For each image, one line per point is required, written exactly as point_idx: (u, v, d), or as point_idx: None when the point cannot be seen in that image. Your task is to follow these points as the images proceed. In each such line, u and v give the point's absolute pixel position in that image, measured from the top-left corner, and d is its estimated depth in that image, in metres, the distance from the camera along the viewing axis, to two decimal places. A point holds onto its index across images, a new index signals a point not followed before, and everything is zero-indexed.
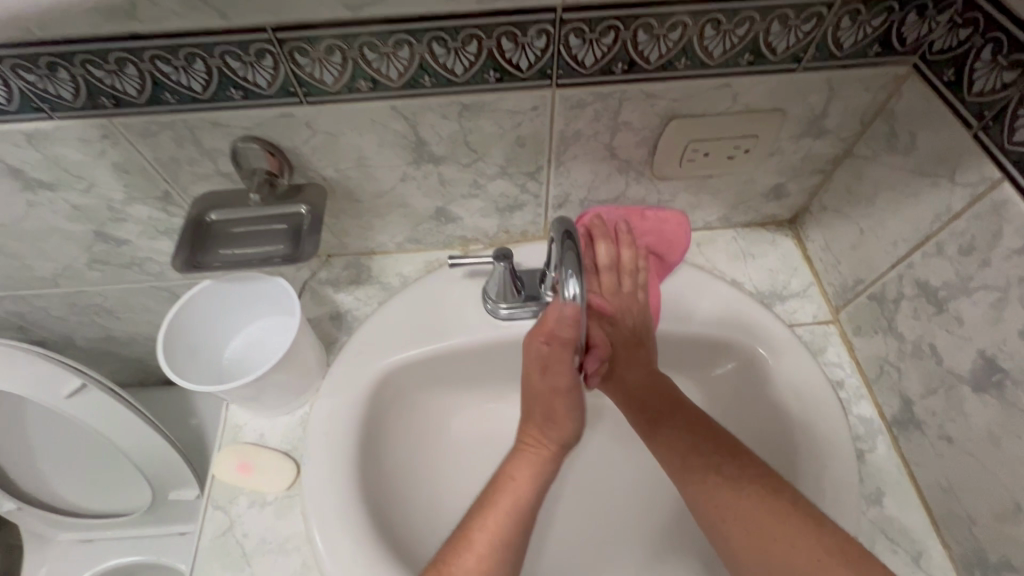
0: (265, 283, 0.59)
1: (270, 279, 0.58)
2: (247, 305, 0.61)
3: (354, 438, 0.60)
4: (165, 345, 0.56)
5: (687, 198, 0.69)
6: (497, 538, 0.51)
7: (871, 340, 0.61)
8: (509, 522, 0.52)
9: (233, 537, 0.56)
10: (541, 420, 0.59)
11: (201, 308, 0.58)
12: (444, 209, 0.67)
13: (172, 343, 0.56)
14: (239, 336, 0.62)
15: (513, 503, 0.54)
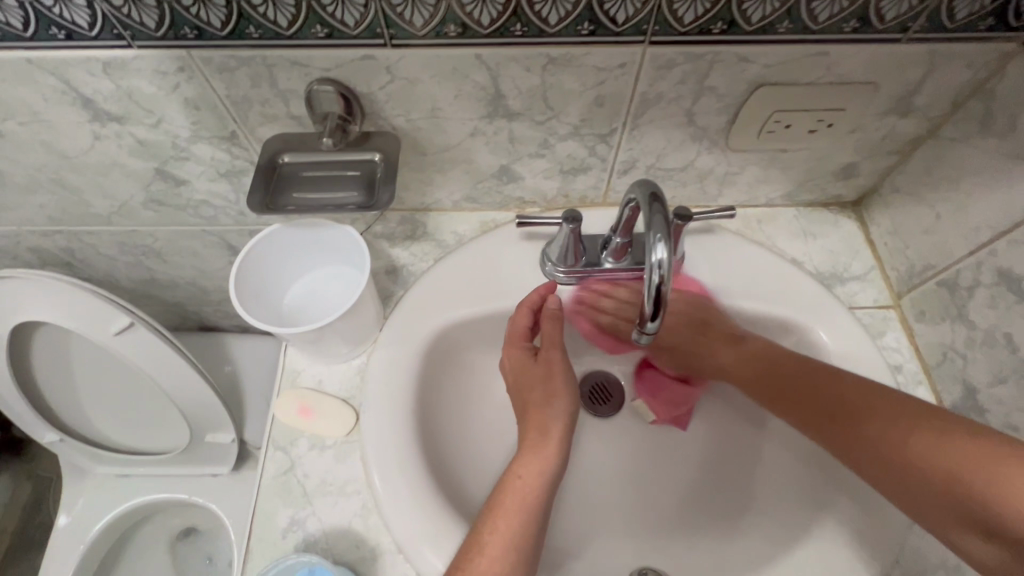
0: (335, 230, 0.58)
1: (341, 228, 0.58)
2: (312, 253, 0.61)
3: (410, 390, 0.60)
4: (237, 282, 0.56)
5: (756, 172, 0.67)
6: (509, 540, 0.49)
7: (936, 327, 0.60)
8: (520, 521, 0.50)
9: (294, 478, 0.57)
10: (540, 416, 0.58)
11: (268, 253, 0.58)
12: (508, 167, 0.66)
13: (241, 285, 0.56)
14: (302, 282, 0.62)
15: (521, 503, 0.51)
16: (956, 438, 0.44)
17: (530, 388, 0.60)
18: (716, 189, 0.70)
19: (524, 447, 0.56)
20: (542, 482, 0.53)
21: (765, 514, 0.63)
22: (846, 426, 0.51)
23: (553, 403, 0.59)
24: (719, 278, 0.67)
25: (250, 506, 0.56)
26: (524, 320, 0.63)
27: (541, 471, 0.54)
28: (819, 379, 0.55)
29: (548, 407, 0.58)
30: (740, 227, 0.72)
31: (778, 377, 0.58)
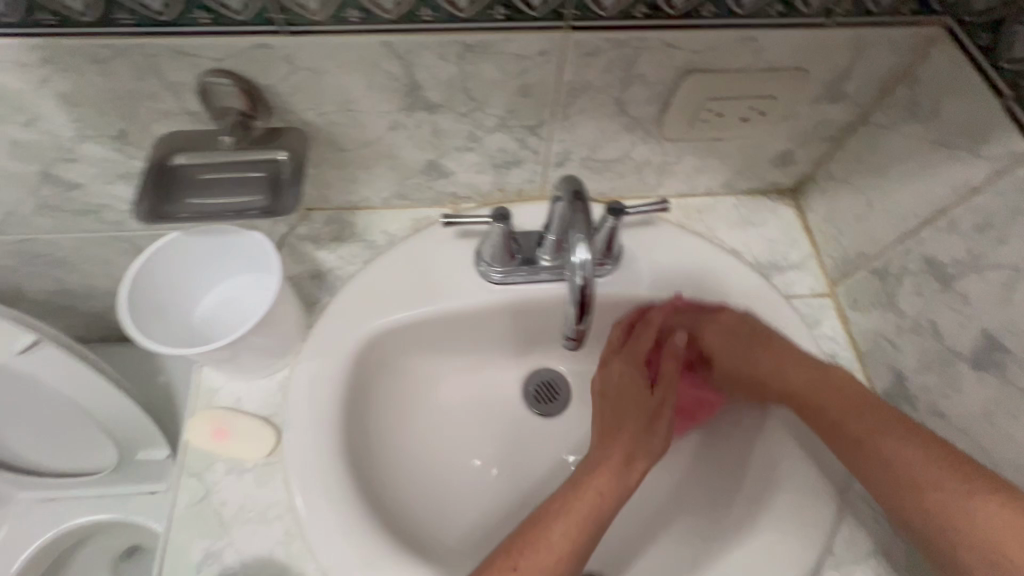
0: (237, 233, 0.53)
1: (246, 232, 0.53)
2: (219, 265, 0.56)
3: (335, 404, 0.57)
4: (128, 300, 0.50)
5: (693, 161, 0.66)
6: None
7: (869, 315, 0.61)
8: (551, 566, 0.48)
9: (209, 507, 0.52)
10: (632, 438, 0.57)
11: (168, 268, 0.53)
12: (436, 162, 0.62)
13: (135, 304, 0.51)
14: (210, 296, 0.57)
15: (563, 546, 0.49)
16: (930, 467, 0.44)
17: (624, 409, 0.59)
18: (655, 179, 0.68)
19: (564, 488, 0.54)
20: (594, 518, 0.52)
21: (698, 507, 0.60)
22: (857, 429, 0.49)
23: (623, 438, 0.57)
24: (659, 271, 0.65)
25: (161, 540, 0.51)
26: (646, 341, 0.62)
27: (580, 516, 0.51)
28: (823, 384, 0.53)
29: (605, 448, 0.57)
30: (680, 218, 0.71)
31: (761, 369, 0.57)
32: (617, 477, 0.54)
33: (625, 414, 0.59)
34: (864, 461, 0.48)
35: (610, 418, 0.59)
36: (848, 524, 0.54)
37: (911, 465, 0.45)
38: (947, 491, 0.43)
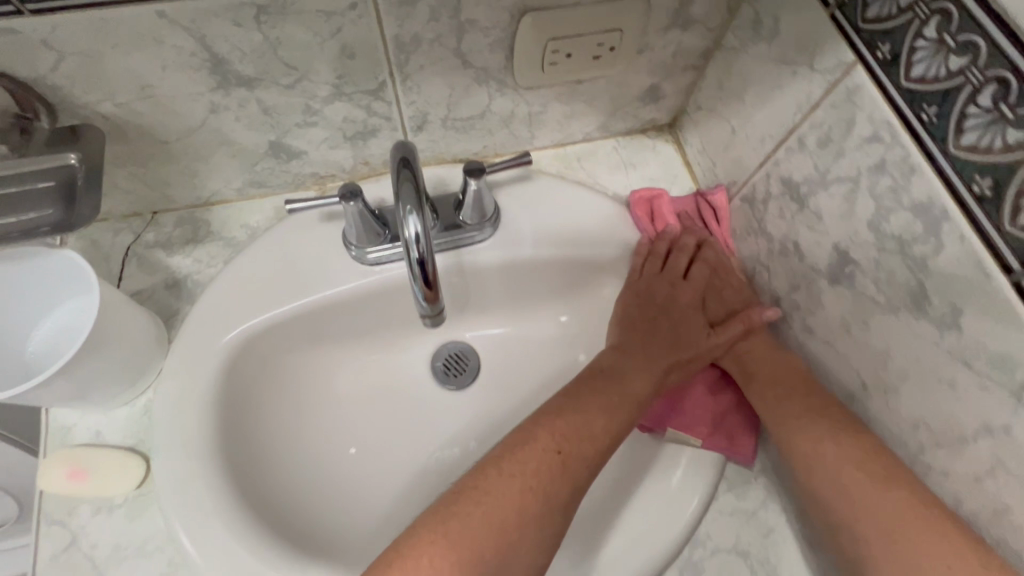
0: (35, 259, 0.47)
1: (41, 253, 0.46)
2: (51, 294, 0.49)
3: (206, 420, 0.53)
4: None
5: (560, 108, 0.63)
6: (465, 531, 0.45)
7: (746, 243, 0.61)
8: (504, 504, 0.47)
9: (79, 552, 0.48)
10: (668, 364, 0.57)
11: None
12: (280, 143, 0.57)
13: None
14: (32, 349, 0.50)
15: (530, 471, 0.49)
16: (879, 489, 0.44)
17: (655, 338, 0.59)
18: (527, 131, 0.65)
19: (563, 428, 0.51)
20: (579, 460, 0.51)
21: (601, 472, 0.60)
22: (839, 435, 0.47)
23: (635, 376, 0.56)
24: (539, 227, 0.63)
25: None
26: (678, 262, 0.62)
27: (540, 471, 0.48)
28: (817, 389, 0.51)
29: (628, 390, 0.55)
30: (560, 168, 0.69)
31: (761, 363, 0.55)
32: (625, 411, 0.54)
33: (655, 338, 0.59)
34: (801, 430, 0.49)
35: (640, 348, 0.59)
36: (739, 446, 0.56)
37: (861, 471, 0.45)
38: (917, 517, 0.41)
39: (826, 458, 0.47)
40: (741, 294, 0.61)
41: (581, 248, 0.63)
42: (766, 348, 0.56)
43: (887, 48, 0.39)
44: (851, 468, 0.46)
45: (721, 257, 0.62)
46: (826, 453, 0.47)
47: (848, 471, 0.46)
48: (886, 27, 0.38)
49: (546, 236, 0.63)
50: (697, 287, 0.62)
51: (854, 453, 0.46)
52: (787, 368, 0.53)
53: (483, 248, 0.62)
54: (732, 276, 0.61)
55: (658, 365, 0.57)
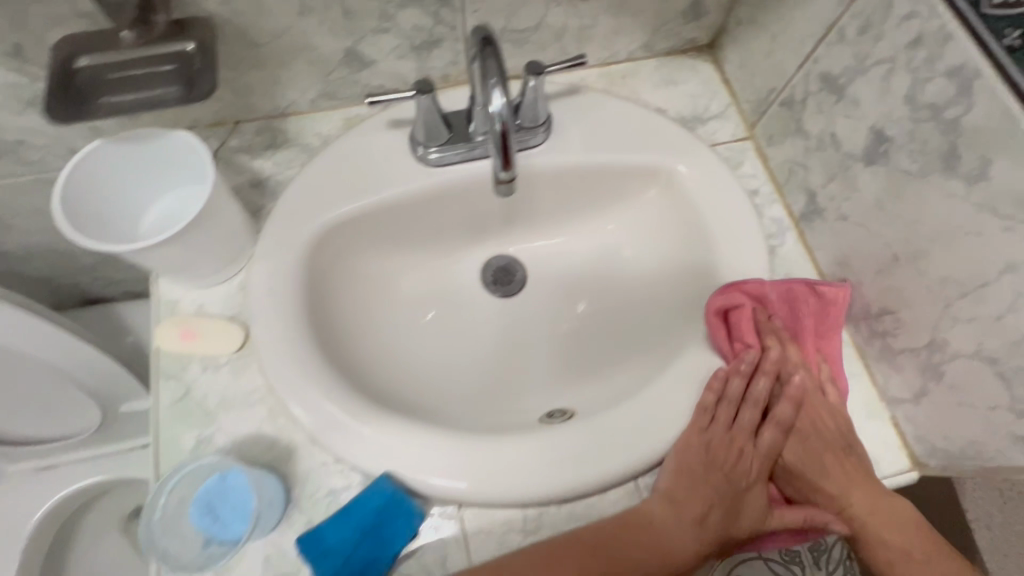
0: (161, 143, 0.53)
1: (166, 136, 0.53)
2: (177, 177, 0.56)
3: (295, 294, 0.60)
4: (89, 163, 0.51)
5: (608, 23, 0.67)
6: None
7: (783, 146, 0.65)
8: None
9: (192, 401, 0.55)
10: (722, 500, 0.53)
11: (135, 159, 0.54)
12: (355, 50, 0.62)
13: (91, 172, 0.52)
14: (141, 218, 0.57)
15: None
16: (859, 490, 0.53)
17: (699, 485, 0.53)
18: (576, 47, 0.69)
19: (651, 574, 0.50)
20: None
21: (642, 349, 0.66)
22: (844, 469, 0.54)
23: (679, 532, 0.51)
24: (587, 135, 0.68)
25: (151, 436, 0.54)
26: (727, 414, 0.54)
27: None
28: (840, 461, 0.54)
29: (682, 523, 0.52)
30: (606, 84, 0.73)
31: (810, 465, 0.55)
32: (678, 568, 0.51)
33: (693, 486, 0.53)
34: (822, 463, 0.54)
35: (693, 497, 0.53)
36: None
37: (860, 486, 0.53)
38: (889, 504, 0.53)
39: (872, 521, 0.53)
40: (823, 428, 0.55)
41: (627, 153, 0.68)
42: (852, 469, 0.54)
43: None
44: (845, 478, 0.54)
45: (805, 389, 0.55)
46: (887, 528, 0.53)
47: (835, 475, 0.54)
48: None
49: (594, 143, 0.68)
50: (761, 402, 0.55)
51: (895, 527, 0.53)
52: (860, 474, 0.54)
53: (538, 152, 0.67)
54: (823, 420, 0.55)
55: (721, 497, 0.53)
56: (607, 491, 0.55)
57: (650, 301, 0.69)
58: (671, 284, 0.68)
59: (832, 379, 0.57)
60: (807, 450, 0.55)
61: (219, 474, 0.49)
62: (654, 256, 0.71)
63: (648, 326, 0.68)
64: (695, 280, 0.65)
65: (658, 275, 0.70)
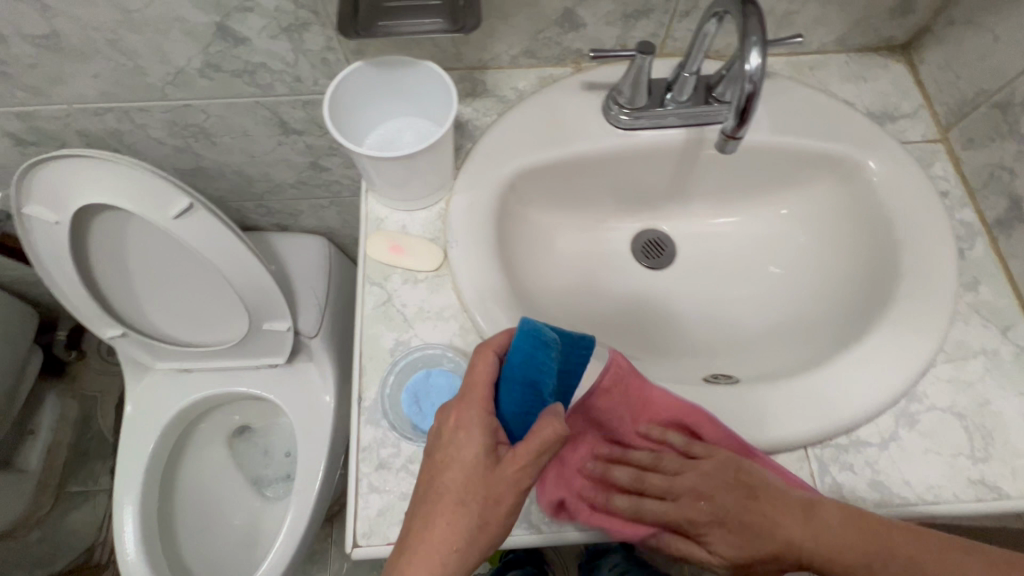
0: (415, 92, 0.62)
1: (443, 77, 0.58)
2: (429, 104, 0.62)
3: (490, 228, 0.64)
4: (387, 61, 0.58)
5: (814, 10, 0.69)
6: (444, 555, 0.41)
7: (984, 150, 0.64)
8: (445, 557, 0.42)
9: (393, 308, 0.61)
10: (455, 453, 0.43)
11: (414, 76, 0.60)
12: (572, 11, 0.67)
13: (386, 68, 0.59)
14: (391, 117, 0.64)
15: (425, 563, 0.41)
16: (823, 519, 0.48)
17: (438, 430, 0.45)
18: (774, 32, 0.71)
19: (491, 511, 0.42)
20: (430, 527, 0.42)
21: (808, 335, 0.67)
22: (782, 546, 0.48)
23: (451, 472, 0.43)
24: (776, 118, 0.70)
25: (356, 333, 0.60)
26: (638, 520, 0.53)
27: (455, 510, 0.42)
28: (771, 515, 0.49)
29: (464, 457, 0.43)
30: (792, 73, 0.74)
31: (762, 537, 0.49)
32: (454, 524, 0.42)
33: (444, 437, 0.44)
34: (792, 525, 0.48)
35: (433, 449, 0.45)
36: (958, 328, 0.60)
37: (853, 540, 0.47)
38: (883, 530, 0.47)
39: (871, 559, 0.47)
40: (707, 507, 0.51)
41: (814, 140, 0.68)
42: (779, 503, 0.49)
43: None
44: (822, 528, 0.48)
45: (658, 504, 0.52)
46: (842, 541, 0.47)
47: (790, 524, 0.48)
48: None
49: (783, 127, 0.69)
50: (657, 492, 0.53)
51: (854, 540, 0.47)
52: (790, 505, 0.49)
53: None
54: (715, 488, 0.51)
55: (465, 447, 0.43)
56: (775, 454, 0.56)
57: (814, 290, 0.70)
58: (844, 275, 0.68)
59: (687, 441, 0.53)
60: (737, 529, 0.50)
61: (425, 370, 0.57)
62: (824, 247, 0.71)
63: (816, 312, 0.68)
64: (872, 273, 0.65)
65: (828, 265, 0.70)
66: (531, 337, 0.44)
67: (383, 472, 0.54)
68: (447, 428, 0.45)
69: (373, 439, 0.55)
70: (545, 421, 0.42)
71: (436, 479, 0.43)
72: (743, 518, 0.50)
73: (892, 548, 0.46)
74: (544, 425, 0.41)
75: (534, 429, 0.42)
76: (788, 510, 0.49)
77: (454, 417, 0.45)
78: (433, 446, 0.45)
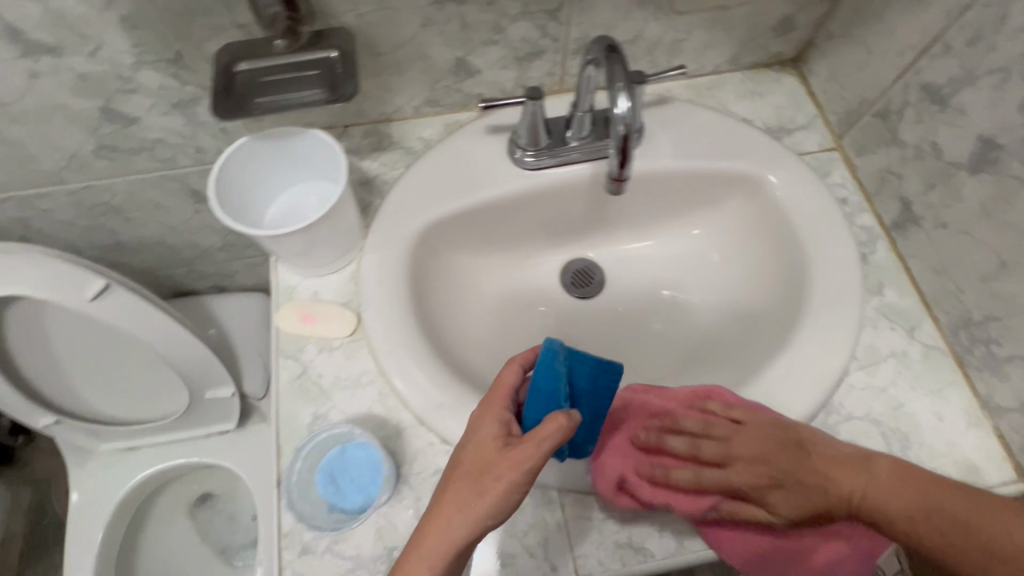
0: (284, 180, 0.62)
1: (326, 139, 0.57)
2: (320, 169, 0.61)
3: (404, 285, 0.63)
4: (268, 134, 0.57)
5: (700, 37, 0.70)
6: (456, 528, 0.44)
7: (874, 156, 0.67)
8: (455, 529, 0.45)
9: (309, 380, 0.60)
10: (474, 436, 0.48)
11: (298, 144, 0.59)
12: (464, 61, 0.67)
13: (268, 141, 0.58)
14: (288, 190, 0.62)
15: (437, 537, 0.45)
16: (886, 472, 0.48)
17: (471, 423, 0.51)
18: (667, 59, 0.72)
19: (492, 493, 0.45)
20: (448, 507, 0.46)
21: (734, 353, 0.68)
22: (827, 496, 0.49)
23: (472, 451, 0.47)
24: (678, 144, 0.71)
25: (272, 412, 0.58)
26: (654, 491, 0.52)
27: (467, 484, 0.46)
28: (843, 473, 0.49)
29: (480, 440, 0.48)
30: (692, 96, 0.76)
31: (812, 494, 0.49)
32: (461, 500, 0.45)
33: (472, 426, 0.50)
34: (858, 484, 0.48)
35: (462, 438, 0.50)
36: (867, 333, 0.61)
37: (891, 493, 0.47)
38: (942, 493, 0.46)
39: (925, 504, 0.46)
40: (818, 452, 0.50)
41: (714, 161, 0.70)
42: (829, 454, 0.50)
43: None
44: (870, 484, 0.48)
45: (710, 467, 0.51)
46: (889, 494, 0.47)
47: (857, 473, 0.48)
48: None
49: (684, 151, 0.70)
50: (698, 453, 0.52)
51: (911, 493, 0.46)
52: (840, 457, 0.50)
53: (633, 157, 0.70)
54: (769, 443, 0.51)
55: (485, 432, 0.48)
56: None
57: (735, 307, 0.71)
58: (762, 289, 0.69)
59: (730, 404, 0.54)
60: (799, 492, 0.49)
61: (341, 446, 0.55)
62: (740, 261, 0.73)
63: (739, 328, 0.69)
64: (785, 285, 0.66)
65: (746, 279, 0.71)
66: (555, 352, 0.50)
67: (308, 557, 0.52)
68: (475, 418, 0.50)
69: (294, 525, 0.53)
70: (550, 417, 0.45)
71: (460, 459, 0.48)
72: (804, 473, 0.49)
73: (938, 502, 0.46)
74: (547, 424, 0.45)
75: (541, 424, 0.45)
76: (847, 464, 0.49)
77: (484, 411, 0.50)
78: (462, 439, 0.50)
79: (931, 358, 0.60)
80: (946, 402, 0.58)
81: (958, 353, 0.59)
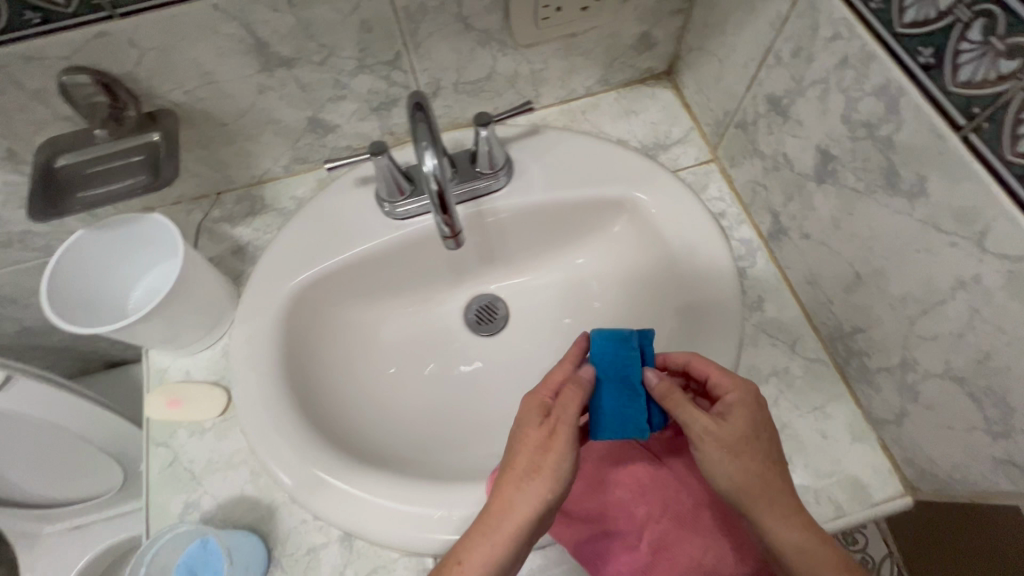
0: (121, 291, 0.62)
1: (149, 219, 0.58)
2: (154, 254, 0.62)
3: (275, 356, 0.62)
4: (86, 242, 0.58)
5: (560, 64, 0.69)
6: (528, 515, 0.45)
7: (744, 167, 0.65)
8: (532, 510, 0.45)
9: (180, 466, 0.58)
10: (539, 428, 0.48)
11: (124, 240, 0.60)
12: (316, 118, 0.66)
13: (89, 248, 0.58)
14: (134, 288, 0.63)
15: (511, 525, 0.45)
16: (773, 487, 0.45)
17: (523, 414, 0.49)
18: (532, 89, 0.71)
19: (551, 469, 0.46)
20: (522, 495, 0.46)
21: None
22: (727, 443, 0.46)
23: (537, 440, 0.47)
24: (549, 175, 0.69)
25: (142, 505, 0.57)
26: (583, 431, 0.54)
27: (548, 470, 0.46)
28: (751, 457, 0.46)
29: (545, 432, 0.48)
30: (567, 121, 0.75)
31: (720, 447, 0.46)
32: (541, 484, 0.46)
33: (527, 419, 0.49)
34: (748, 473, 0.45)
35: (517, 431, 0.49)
36: (749, 352, 0.60)
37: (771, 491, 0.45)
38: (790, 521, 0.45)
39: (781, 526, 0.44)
40: (764, 438, 0.47)
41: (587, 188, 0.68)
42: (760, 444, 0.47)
43: (930, 53, 0.38)
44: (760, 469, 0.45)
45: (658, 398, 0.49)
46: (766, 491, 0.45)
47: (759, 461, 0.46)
48: (983, 90, 0.35)
49: (555, 181, 0.68)
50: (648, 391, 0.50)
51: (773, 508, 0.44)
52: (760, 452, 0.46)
53: (506, 195, 0.68)
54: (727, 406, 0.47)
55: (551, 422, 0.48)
56: None
57: None
58: (650, 313, 0.67)
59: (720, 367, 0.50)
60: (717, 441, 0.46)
61: (199, 540, 0.54)
62: (628, 285, 0.71)
63: None
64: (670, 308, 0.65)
65: (635, 303, 0.69)
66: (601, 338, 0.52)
67: None
68: (532, 408, 0.49)
69: None
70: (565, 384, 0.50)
71: (525, 451, 0.47)
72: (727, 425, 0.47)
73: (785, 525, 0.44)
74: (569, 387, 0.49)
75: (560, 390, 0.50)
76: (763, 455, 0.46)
77: (538, 404, 0.49)
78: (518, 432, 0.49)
79: (813, 372, 0.58)
80: (830, 418, 0.56)
81: (839, 364, 0.57)
